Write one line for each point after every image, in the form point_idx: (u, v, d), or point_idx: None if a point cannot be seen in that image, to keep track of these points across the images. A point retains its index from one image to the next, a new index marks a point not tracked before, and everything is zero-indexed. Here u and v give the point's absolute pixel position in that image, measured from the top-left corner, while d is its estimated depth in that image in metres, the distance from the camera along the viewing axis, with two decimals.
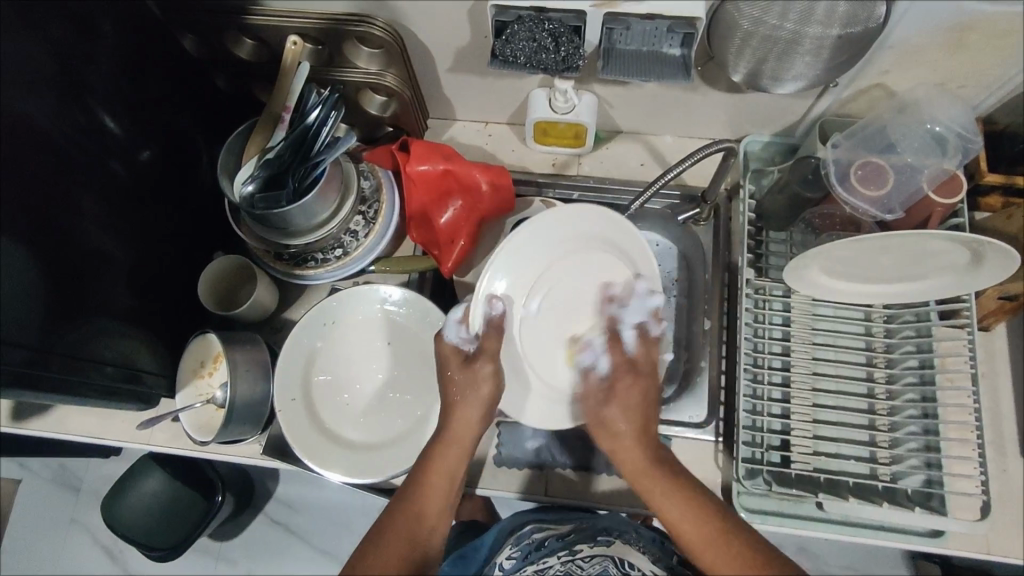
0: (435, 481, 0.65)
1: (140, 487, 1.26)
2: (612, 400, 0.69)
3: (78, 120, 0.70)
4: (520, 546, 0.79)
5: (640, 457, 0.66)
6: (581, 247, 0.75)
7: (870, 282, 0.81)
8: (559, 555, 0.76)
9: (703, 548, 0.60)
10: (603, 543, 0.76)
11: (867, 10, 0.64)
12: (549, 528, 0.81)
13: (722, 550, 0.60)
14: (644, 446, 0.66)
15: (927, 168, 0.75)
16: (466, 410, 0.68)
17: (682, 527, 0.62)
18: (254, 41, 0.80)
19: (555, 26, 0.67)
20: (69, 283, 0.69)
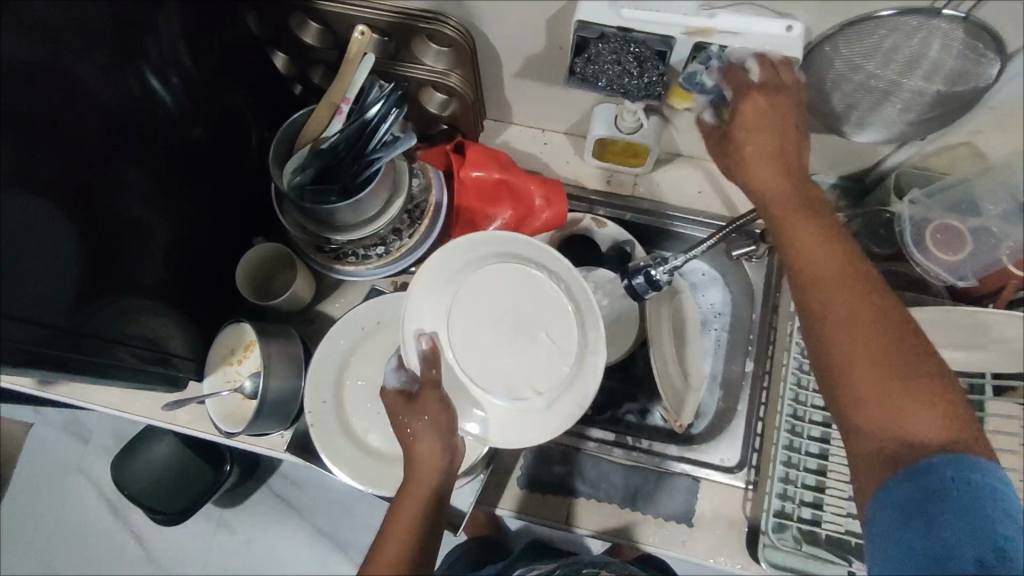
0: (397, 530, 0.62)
1: (150, 450, 1.26)
2: (764, 108, 0.59)
3: (132, 87, 0.68)
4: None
5: (809, 226, 0.57)
6: (471, 261, 0.71)
7: (928, 348, 0.77)
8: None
9: (841, 348, 0.52)
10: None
11: (978, 68, 0.60)
12: (534, 569, 0.80)
13: (869, 365, 0.51)
14: (786, 171, 0.59)
15: (1010, 237, 0.71)
16: (418, 448, 0.65)
17: (830, 274, 0.54)
18: (320, 26, 0.77)
19: (640, 50, 0.64)
20: (109, 254, 0.67)
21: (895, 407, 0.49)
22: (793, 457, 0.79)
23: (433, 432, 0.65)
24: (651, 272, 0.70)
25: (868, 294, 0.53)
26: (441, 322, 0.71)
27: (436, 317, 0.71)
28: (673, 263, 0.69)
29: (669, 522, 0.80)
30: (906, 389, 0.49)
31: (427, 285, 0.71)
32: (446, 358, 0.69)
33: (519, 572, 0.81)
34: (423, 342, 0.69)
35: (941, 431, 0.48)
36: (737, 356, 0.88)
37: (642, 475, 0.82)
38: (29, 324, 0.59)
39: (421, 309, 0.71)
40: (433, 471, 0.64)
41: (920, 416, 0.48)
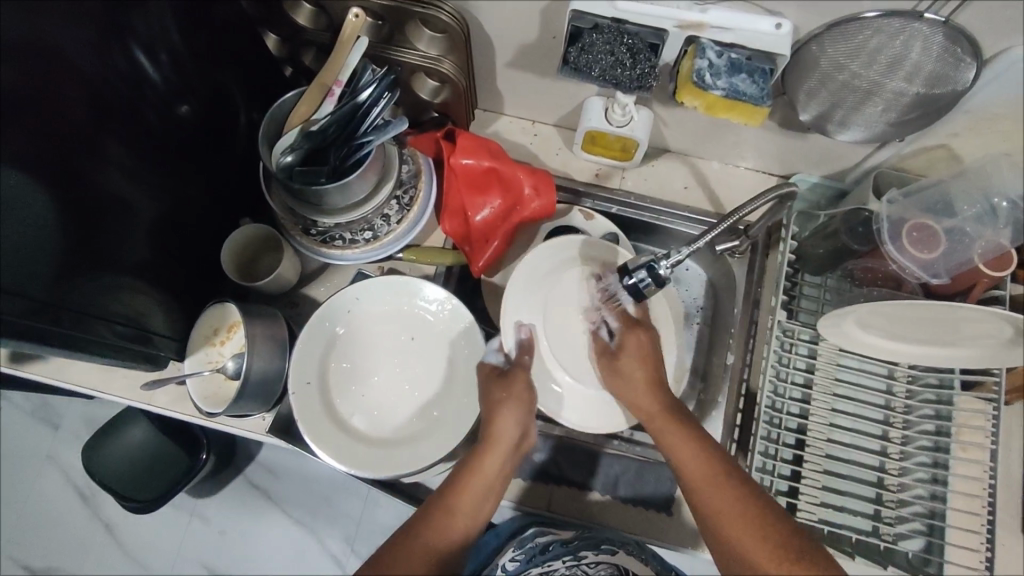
0: (468, 492, 0.63)
1: (127, 435, 1.24)
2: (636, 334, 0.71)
3: (117, 62, 0.67)
4: (525, 549, 0.81)
5: (678, 430, 0.63)
6: (563, 265, 0.79)
7: (902, 343, 0.80)
8: (564, 559, 0.78)
9: (705, 494, 0.58)
10: (606, 551, 0.78)
11: (956, 72, 0.62)
12: (551, 533, 0.82)
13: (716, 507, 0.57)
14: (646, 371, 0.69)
15: (981, 240, 0.73)
16: (504, 419, 0.67)
17: (691, 465, 0.61)
18: (314, 7, 0.76)
19: (633, 41, 0.65)
20: (88, 229, 0.66)
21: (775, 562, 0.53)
22: (770, 448, 0.82)
23: (519, 405, 0.68)
24: (658, 267, 0.62)
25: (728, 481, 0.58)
26: (535, 314, 0.77)
27: (533, 308, 0.77)
28: (679, 257, 0.63)
29: (645, 509, 0.82)
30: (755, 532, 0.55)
31: (528, 279, 0.78)
32: (541, 347, 0.76)
33: (535, 532, 0.82)
34: (521, 332, 0.76)
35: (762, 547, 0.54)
36: (718, 349, 0.90)
37: (623, 464, 0.83)
38: (13, 296, 0.58)
39: (520, 297, 0.77)
40: (511, 445, 0.66)
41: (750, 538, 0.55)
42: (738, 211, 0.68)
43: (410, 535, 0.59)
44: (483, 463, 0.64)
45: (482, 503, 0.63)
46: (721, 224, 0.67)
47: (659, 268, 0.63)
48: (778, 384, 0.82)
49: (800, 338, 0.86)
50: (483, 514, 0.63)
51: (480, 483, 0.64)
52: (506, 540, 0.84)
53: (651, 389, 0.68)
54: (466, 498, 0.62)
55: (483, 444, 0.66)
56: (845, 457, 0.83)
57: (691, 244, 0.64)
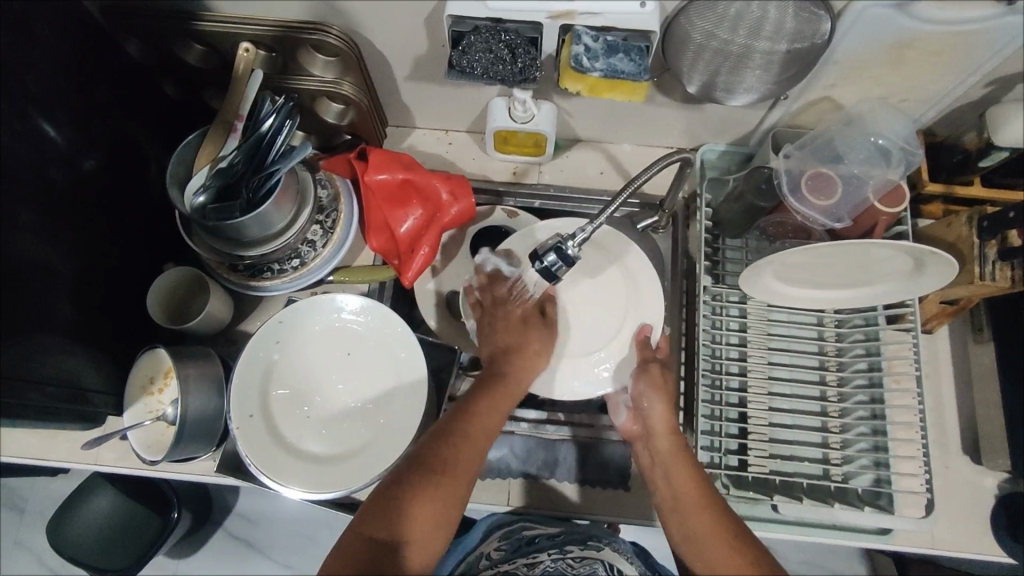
0: (464, 447, 0.65)
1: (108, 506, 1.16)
2: (658, 377, 0.73)
3: (15, 127, 0.67)
4: (512, 540, 0.82)
5: (689, 468, 0.67)
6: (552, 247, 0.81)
7: (821, 289, 0.83)
8: (550, 551, 0.82)
9: (697, 531, 0.63)
10: (594, 548, 0.82)
11: (814, 26, 0.66)
12: (537, 527, 0.83)
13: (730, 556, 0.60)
14: (667, 407, 0.72)
15: (873, 179, 0.77)
16: (536, 344, 0.73)
17: (693, 507, 0.64)
18: (204, 47, 0.77)
19: (512, 37, 0.68)
20: (6, 297, 0.65)
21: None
22: (715, 410, 0.84)
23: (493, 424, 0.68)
24: (566, 248, 0.64)
25: (727, 527, 0.62)
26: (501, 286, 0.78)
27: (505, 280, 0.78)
28: (584, 234, 0.65)
29: (606, 490, 0.83)
30: None
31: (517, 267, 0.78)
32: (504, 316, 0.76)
33: (522, 525, 0.82)
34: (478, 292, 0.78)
35: None
36: None
37: (577, 448, 0.84)
38: None
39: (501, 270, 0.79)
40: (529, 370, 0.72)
41: None
42: (632, 182, 0.68)
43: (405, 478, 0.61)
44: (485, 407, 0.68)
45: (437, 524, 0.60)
46: (620, 194, 0.68)
47: (565, 250, 0.64)
48: (713, 348, 0.84)
49: (729, 300, 0.88)
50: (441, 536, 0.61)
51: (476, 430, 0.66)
52: (487, 530, 0.81)
53: (672, 431, 0.70)
54: (424, 519, 0.60)
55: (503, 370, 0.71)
56: (789, 407, 0.85)
57: (591, 220, 0.66)
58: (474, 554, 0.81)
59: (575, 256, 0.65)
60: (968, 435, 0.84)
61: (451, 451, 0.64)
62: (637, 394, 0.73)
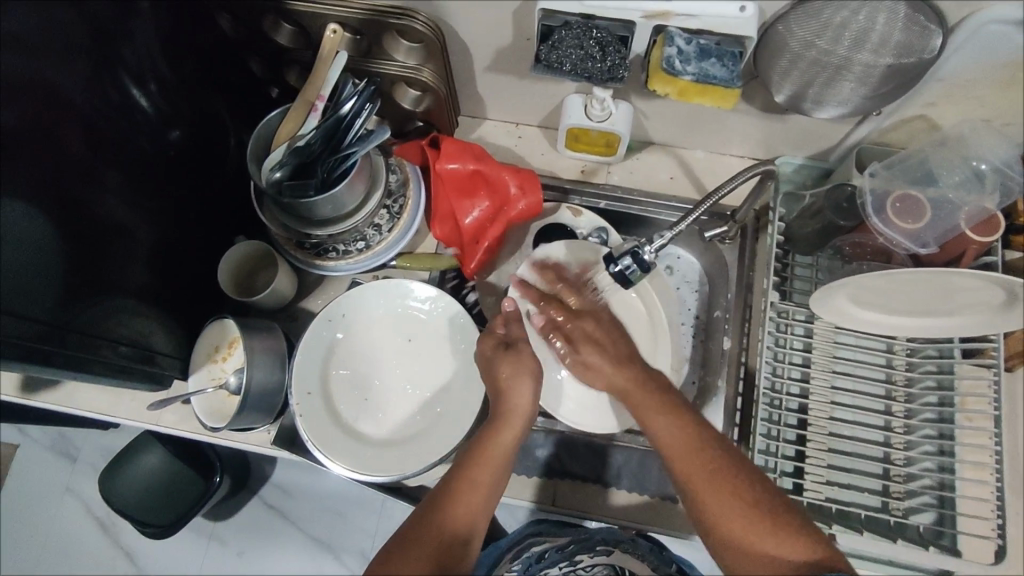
0: (463, 493, 0.62)
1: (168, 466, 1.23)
2: (595, 342, 0.72)
3: (109, 94, 0.69)
4: (523, 559, 0.75)
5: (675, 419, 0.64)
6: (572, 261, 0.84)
7: (895, 315, 0.80)
8: (560, 565, 0.75)
9: (683, 477, 0.61)
10: (601, 553, 0.75)
11: (923, 41, 0.62)
12: (546, 541, 0.78)
13: (733, 508, 0.58)
14: (617, 357, 0.70)
15: (967, 205, 0.73)
16: (520, 393, 0.68)
17: (682, 453, 0.61)
18: (293, 27, 0.78)
19: (603, 35, 0.66)
20: (89, 256, 0.68)
21: (761, 536, 0.57)
22: (772, 430, 0.82)
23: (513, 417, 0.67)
24: (643, 253, 0.63)
25: (710, 460, 0.60)
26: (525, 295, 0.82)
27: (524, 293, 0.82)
28: (661, 241, 0.64)
29: (651, 499, 0.81)
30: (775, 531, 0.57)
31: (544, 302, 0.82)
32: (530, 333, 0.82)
33: (530, 540, 0.78)
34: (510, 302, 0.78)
35: (798, 550, 0.56)
36: (715, 335, 0.89)
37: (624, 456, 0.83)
38: (19, 318, 0.60)
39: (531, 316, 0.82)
40: (520, 419, 0.68)
41: (775, 543, 0.56)
42: (717, 191, 0.69)
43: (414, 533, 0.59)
44: (486, 457, 0.64)
45: (474, 510, 0.61)
46: (701, 205, 0.67)
47: (644, 255, 0.64)
48: (775, 367, 0.82)
49: (795, 318, 0.85)
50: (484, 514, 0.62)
51: (480, 483, 0.63)
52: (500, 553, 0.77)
53: (631, 375, 0.69)
54: (460, 506, 0.61)
55: (496, 421, 0.67)
56: (849, 434, 0.83)
57: (671, 227, 0.65)
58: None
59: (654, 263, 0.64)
60: None
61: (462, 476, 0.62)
62: (581, 360, 0.73)
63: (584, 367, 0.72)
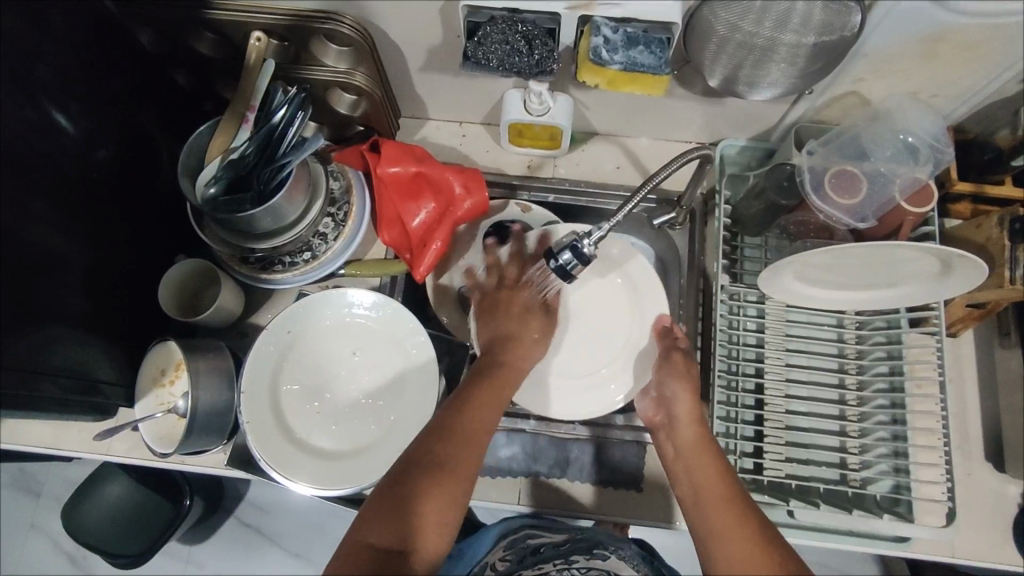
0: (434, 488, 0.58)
1: (132, 495, 1.19)
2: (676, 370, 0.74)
3: (28, 118, 0.66)
4: (516, 550, 0.76)
5: (711, 459, 0.65)
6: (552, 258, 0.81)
7: (842, 290, 0.81)
8: (556, 562, 0.73)
9: (716, 510, 0.61)
10: (600, 557, 0.72)
11: (843, 18, 0.63)
12: (544, 535, 0.78)
13: (745, 545, 0.57)
14: (691, 398, 0.71)
15: (900, 177, 0.75)
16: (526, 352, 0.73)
17: (714, 489, 0.62)
18: (215, 36, 0.76)
19: (528, 28, 0.66)
20: (19, 287, 0.65)
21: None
22: (731, 412, 0.83)
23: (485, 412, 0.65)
24: (580, 245, 0.63)
25: (744, 503, 0.61)
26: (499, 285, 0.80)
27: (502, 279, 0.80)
28: (600, 233, 0.63)
29: (618, 490, 0.82)
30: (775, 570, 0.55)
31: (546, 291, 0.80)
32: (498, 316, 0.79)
33: (526, 533, 0.78)
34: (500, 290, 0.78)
35: None
36: None
37: (587, 450, 0.83)
38: None
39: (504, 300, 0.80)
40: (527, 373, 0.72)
41: None
42: (653, 177, 0.67)
43: (406, 476, 0.58)
44: (473, 429, 0.63)
45: (441, 513, 0.58)
46: (637, 192, 0.66)
47: (581, 247, 0.63)
48: (729, 348, 0.82)
49: (746, 300, 0.86)
50: (451, 522, 0.59)
51: (452, 471, 0.60)
52: (493, 542, 0.78)
53: (695, 421, 0.69)
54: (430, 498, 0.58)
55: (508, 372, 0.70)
56: (806, 410, 0.83)
57: (609, 218, 0.65)
58: (480, 565, 0.75)
59: (592, 254, 0.64)
60: (991, 443, 0.82)
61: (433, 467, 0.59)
62: (661, 385, 0.74)
63: (663, 369, 0.74)
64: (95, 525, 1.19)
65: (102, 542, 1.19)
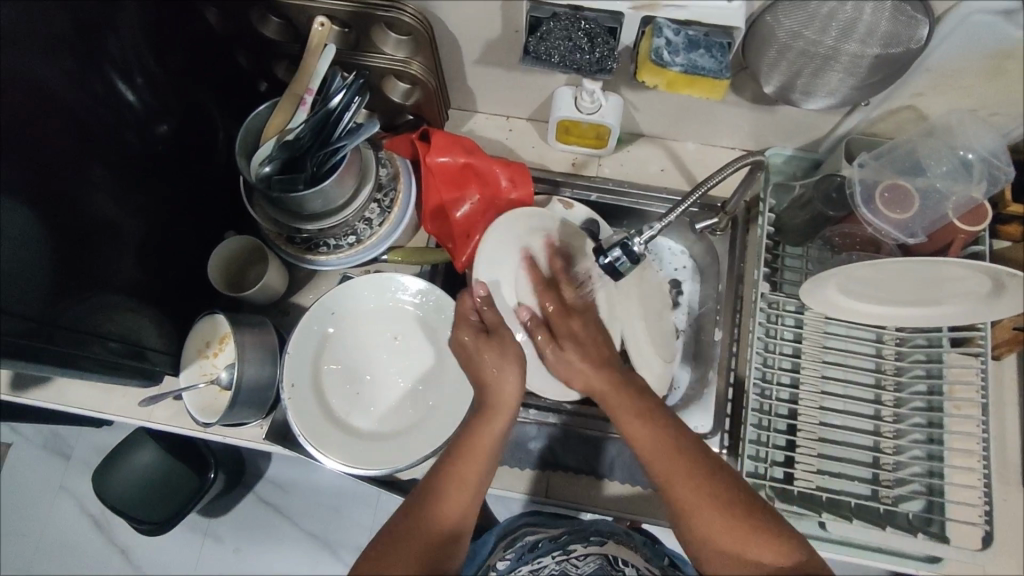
0: (455, 480, 0.63)
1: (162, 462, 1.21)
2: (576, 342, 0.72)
3: (97, 90, 0.68)
4: (514, 548, 0.79)
5: (641, 422, 0.65)
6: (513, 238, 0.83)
7: (885, 305, 0.81)
8: (554, 554, 0.76)
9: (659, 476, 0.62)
10: (595, 542, 0.76)
11: (910, 30, 0.62)
12: (540, 531, 0.81)
13: (702, 505, 0.59)
14: (592, 361, 0.70)
15: (954, 194, 0.74)
16: (506, 385, 0.68)
17: (653, 450, 0.63)
18: (280, 20, 0.77)
19: (591, 26, 0.67)
20: (77, 253, 0.68)
21: (736, 537, 0.58)
22: (763, 420, 0.82)
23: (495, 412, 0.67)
24: (631, 243, 0.63)
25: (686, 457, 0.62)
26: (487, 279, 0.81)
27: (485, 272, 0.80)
28: (650, 232, 0.64)
29: (646, 490, 0.82)
30: (733, 521, 0.58)
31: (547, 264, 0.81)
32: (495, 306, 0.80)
33: (524, 530, 0.81)
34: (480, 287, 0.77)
35: (776, 554, 0.57)
36: (706, 327, 0.90)
37: (616, 448, 0.83)
38: (11, 316, 0.60)
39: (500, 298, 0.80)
40: (511, 411, 0.67)
41: (740, 538, 0.58)
42: (707, 181, 0.68)
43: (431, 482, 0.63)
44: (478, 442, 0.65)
45: (463, 492, 0.63)
46: (689, 195, 0.67)
47: (631, 245, 0.63)
48: (765, 356, 0.82)
49: (785, 309, 0.86)
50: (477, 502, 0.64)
51: (472, 476, 0.63)
52: (495, 542, 0.82)
53: (609, 382, 0.69)
54: (458, 491, 0.62)
55: (487, 410, 0.67)
56: (840, 423, 0.83)
57: (660, 218, 0.65)
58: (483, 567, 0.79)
59: (640, 254, 0.64)
60: None
61: (449, 474, 0.63)
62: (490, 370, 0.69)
63: (563, 367, 0.72)
64: (125, 490, 1.21)
65: (132, 507, 1.21)
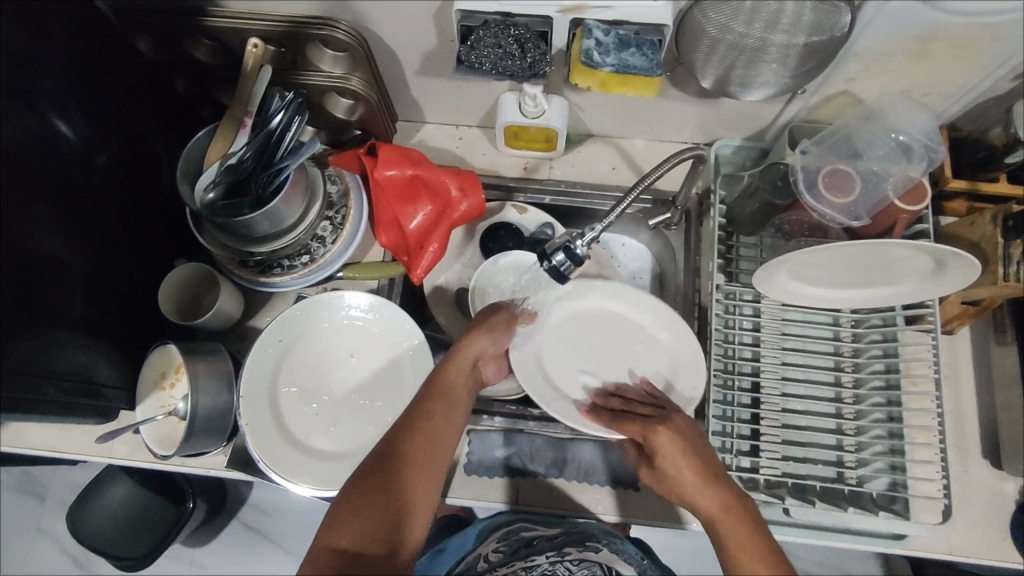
0: (420, 456, 0.61)
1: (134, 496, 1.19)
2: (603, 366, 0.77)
3: (31, 125, 0.67)
4: (509, 541, 0.82)
5: (708, 479, 0.61)
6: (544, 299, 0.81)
7: (837, 289, 0.82)
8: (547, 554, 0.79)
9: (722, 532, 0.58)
10: (591, 549, 0.79)
11: (833, 18, 0.63)
12: (536, 528, 0.83)
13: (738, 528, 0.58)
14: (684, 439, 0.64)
15: (892, 176, 0.75)
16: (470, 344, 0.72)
17: (716, 502, 0.60)
18: (212, 43, 0.77)
19: (521, 32, 0.67)
20: (22, 292, 0.66)
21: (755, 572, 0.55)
22: (727, 410, 0.83)
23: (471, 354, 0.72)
24: (574, 246, 0.63)
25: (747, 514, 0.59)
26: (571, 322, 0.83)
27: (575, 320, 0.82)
28: (593, 233, 0.65)
29: (615, 489, 0.82)
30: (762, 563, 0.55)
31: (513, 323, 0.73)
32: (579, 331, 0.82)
33: (519, 526, 0.83)
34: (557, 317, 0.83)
35: None
36: None
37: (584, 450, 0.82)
38: None
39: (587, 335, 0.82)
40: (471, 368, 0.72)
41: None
42: (644, 179, 0.69)
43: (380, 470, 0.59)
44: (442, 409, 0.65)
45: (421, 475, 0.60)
46: (630, 192, 0.68)
47: (574, 249, 0.64)
48: (725, 347, 0.83)
49: (742, 299, 0.86)
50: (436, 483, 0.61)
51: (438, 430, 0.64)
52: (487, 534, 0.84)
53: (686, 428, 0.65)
54: (416, 477, 0.59)
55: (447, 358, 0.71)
56: (802, 408, 0.84)
57: (602, 219, 0.66)
58: (474, 556, 0.82)
59: (585, 257, 0.64)
60: (987, 439, 0.82)
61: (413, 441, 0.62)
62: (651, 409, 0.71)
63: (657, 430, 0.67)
64: (101, 527, 1.19)
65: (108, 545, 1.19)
